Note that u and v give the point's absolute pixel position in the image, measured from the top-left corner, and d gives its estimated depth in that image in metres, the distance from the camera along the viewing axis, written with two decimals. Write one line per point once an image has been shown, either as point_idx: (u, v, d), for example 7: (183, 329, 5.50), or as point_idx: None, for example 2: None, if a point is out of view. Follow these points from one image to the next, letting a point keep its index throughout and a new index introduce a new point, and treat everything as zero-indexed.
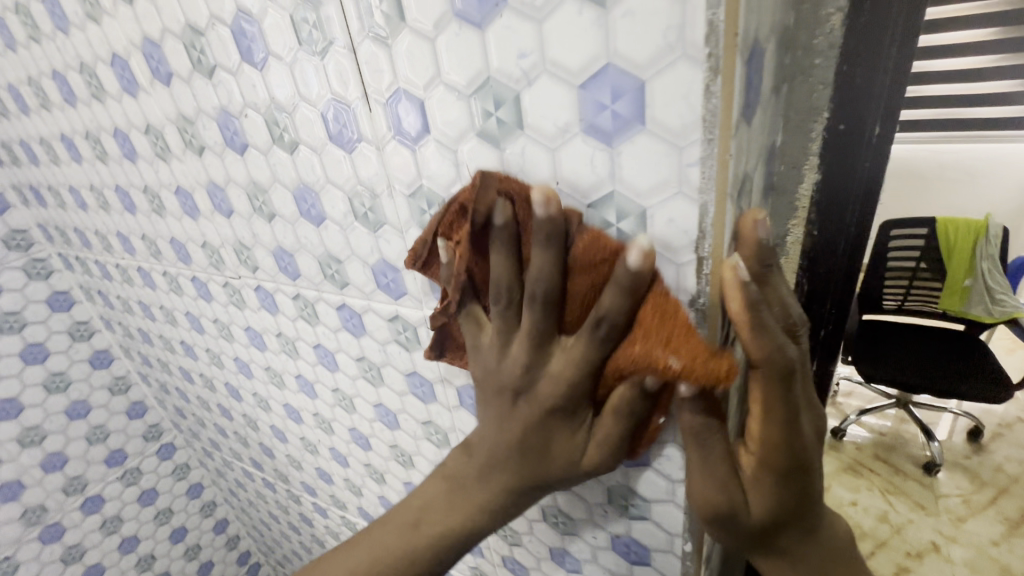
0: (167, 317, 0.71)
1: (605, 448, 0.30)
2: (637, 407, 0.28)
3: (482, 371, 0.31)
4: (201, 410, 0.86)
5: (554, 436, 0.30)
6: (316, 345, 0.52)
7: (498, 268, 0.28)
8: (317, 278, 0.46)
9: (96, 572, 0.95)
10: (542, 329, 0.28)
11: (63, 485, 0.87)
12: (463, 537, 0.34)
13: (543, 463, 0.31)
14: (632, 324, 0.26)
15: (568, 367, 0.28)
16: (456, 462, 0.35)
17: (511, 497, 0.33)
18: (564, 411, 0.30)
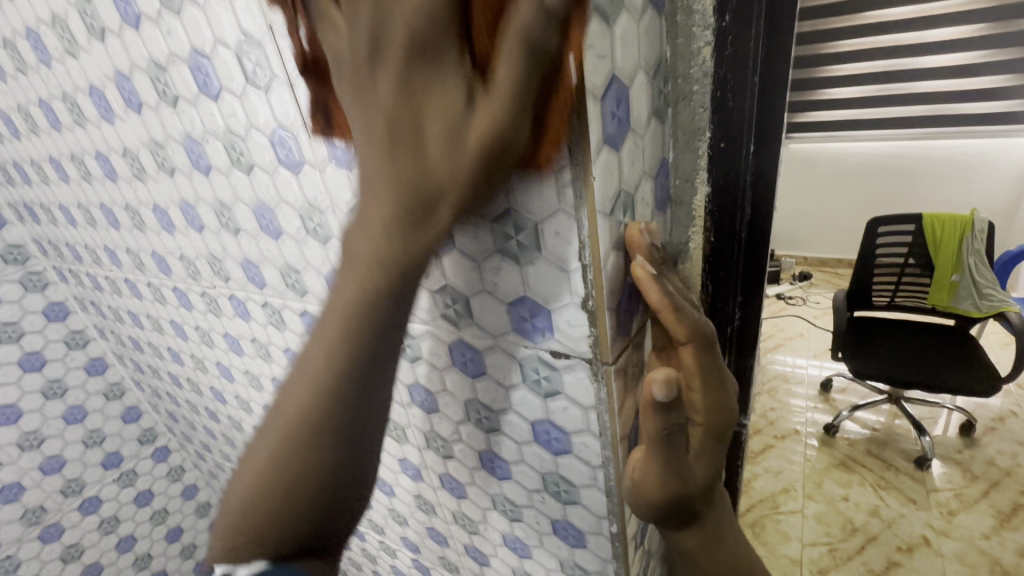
0: (154, 326, 0.75)
1: (497, 111, 0.22)
2: (529, 37, 0.21)
3: (336, 75, 0.24)
4: (191, 413, 0.90)
5: (426, 101, 0.22)
6: (286, 349, 0.56)
7: None
8: (282, 288, 0.49)
9: (94, 570, 0.98)
10: None
11: (61, 486, 0.91)
12: (365, 301, 0.26)
13: (416, 165, 0.23)
14: None
15: (421, 17, 0.21)
16: (344, 237, 0.27)
17: (405, 223, 0.24)
18: (431, 61, 0.22)
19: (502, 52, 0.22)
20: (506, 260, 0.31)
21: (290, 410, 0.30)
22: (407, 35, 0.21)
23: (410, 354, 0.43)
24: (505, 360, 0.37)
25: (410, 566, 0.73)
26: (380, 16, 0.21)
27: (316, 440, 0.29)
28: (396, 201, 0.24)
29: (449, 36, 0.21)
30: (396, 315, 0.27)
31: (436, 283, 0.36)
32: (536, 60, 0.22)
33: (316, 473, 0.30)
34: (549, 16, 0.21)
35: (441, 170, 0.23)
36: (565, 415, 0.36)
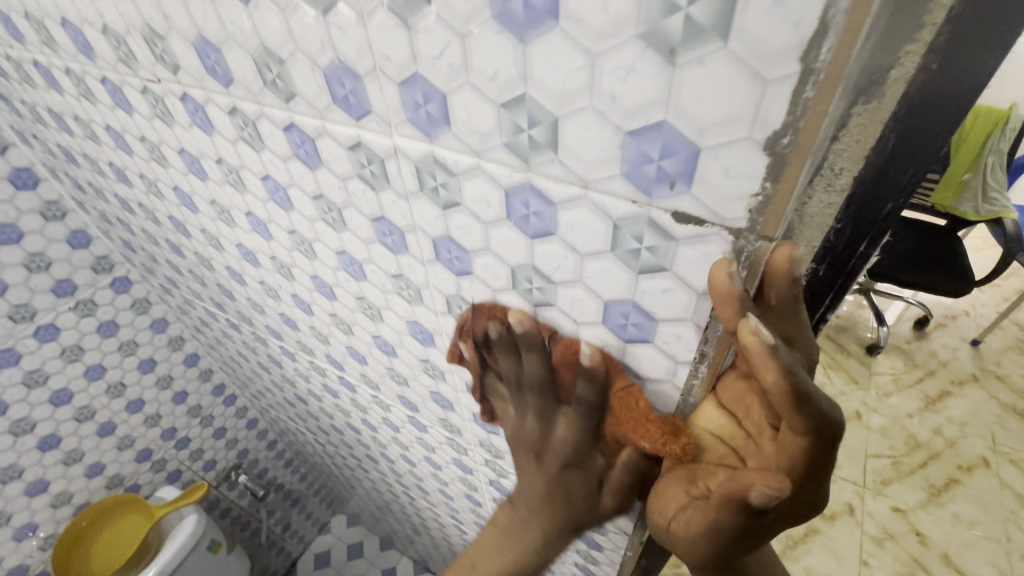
0: (86, 133, 0.59)
1: (614, 492, 0.40)
2: (631, 469, 0.38)
3: (513, 432, 0.43)
4: (150, 245, 0.78)
5: (573, 489, 0.41)
6: (264, 177, 0.43)
7: (506, 367, 0.40)
8: (258, 87, 0.35)
9: (63, 396, 0.91)
10: (544, 406, 0.39)
11: (8, 312, 0.79)
12: (525, 568, 0.45)
13: (568, 509, 0.42)
14: (605, 414, 0.37)
15: (568, 444, 0.40)
16: (507, 514, 0.46)
17: (553, 538, 0.43)
18: (572, 461, 0.40)
19: (615, 471, 0.39)
20: (652, 56, 0.19)
21: (469, 563, 0.47)
22: (560, 460, 0.40)
23: (447, 198, 0.32)
24: (591, 219, 0.26)
25: (403, 420, 0.71)
26: (545, 423, 0.40)
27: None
28: (549, 522, 0.43)
29: (587, 456, 0.40)
30: (541, 557, 0.44)
31: (512, 92, 0.24)
32: (638, 472, 0.38)
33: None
34: (643, 464, 0.38)
35: (580, 505, 0.42)
36: (663, 297, 0.27)
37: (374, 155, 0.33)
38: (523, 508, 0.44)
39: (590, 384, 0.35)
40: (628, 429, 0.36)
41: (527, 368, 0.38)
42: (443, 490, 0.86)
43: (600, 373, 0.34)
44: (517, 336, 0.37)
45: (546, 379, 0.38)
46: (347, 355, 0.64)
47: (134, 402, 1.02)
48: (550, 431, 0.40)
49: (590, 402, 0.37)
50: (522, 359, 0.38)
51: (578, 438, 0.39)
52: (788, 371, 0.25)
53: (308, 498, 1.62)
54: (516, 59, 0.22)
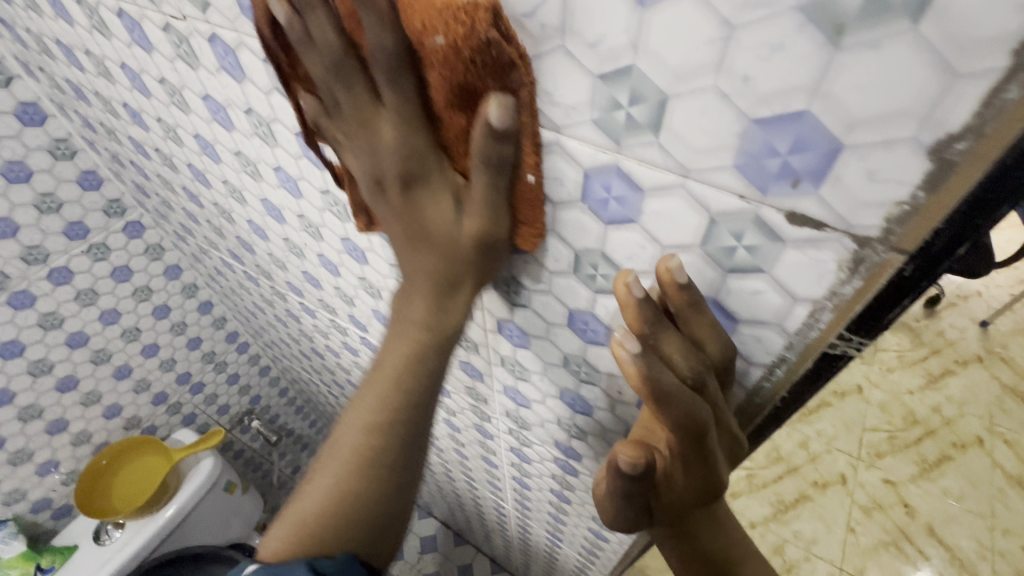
0: (97, 69, 0.54)
1: (480, 216, 0.29)
2: (492, 154, 0.26)
3: (354, 169, 0.31)
4: (165, 191, 0.75)
5: (430, 215, 0.31)
6: (299, 132, 0.40)
7: (301, 54, 0.27)
8: None
9: (80, 339, 0.90)
10: (362, 111, 0.28)
11: (21, 253, 0.78)
12: (419, 362, 0.35)
13: (438, 252, 0.32)
14: (415, 53, 0.24)
15: (399, 142, 0.28)
16: (397, 301, 0.36)
17: (438, 300, 0.34)
18: (425, 211, 0.30)
19: (472, 155, 0.27)
20: (808, 33, 0.16)
21: (367, 398, 0.36)
22: (399, 175, 0.29)
23: None
24: (686, 211, 0.24)
25: None
26: (370, 140, 0.28)
27: (387, 413, 0.35)
28: (432, 285, 0.34)
29: (429, 171, 0.29)
30: (437, 339, 0.35)
31: (616, 62, 0.21)
32: (503, 167, 0.27)
33: (384, 449, 0.35)
34: (498, 133, 0.24)
35: (446, 241, 0.31)
36: (751, 297, 0.26)
37: None
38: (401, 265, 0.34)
39: (384, 17, 0.23)
40: (454, 80, 0.24)
41: (312, 31, 0.25)
42: (459, 450, 0.87)
43: None
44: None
45: (341, 50, 0.26)
46: (371, 317, 0.63)
47: (149, 347, 1.02)
48: (375, 138, 0.28)
49: (395, 48, 0.24)
50: (310, 30, 0.26)
51: (405, 116, 0.27)
52: (649, 378, 0.28)
53: (318, 443, 1.66)
54: (629, 25, 0.19)
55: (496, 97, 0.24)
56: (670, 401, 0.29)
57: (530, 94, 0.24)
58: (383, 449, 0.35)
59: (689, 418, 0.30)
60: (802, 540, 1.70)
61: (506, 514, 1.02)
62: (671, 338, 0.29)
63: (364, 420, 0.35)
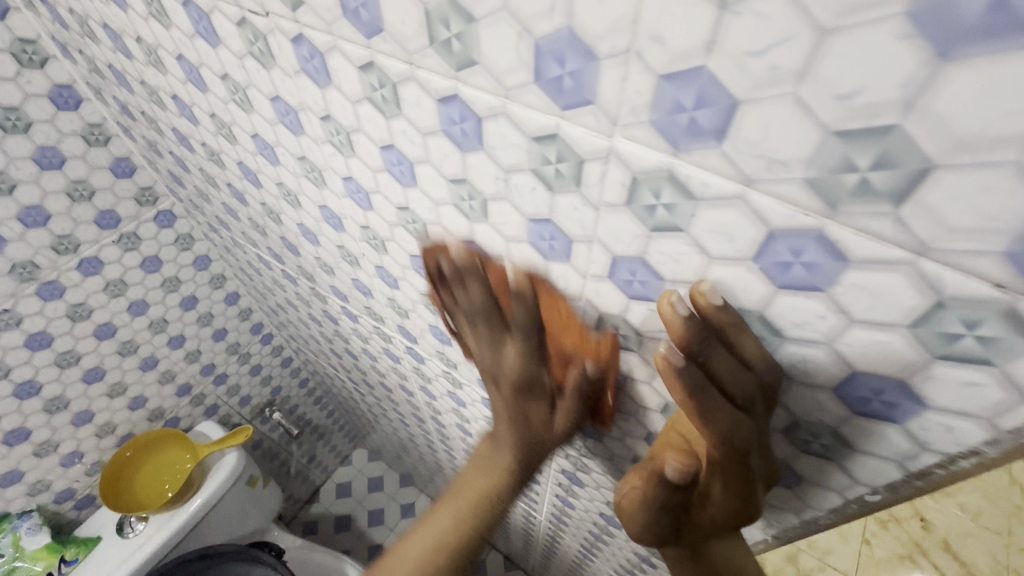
0: (147, 58, 0.50)
1: (569, 409, 0.42)
2: (581, 388, 0.40)
3: (478, 365, 0.42)
4: (204, 184, 0.71)
5: (531, 414, 0.41)
6: (386, 145, 0.36)
7: (462, 297, 0.42)
8: (423, 46, 0.27)
9: (107, 331, 0.87)
10: (495, 334, 0.40)
11: (52, 243, 0.74)
12: (492, 497, 0.40)
13: (529, 440, 0.41)
14: (541, 324, 0.39)
15: (518, 357, 0.39)
16: (482, 446, 0.42)
17: (524, 460, 0.41)
18: (529, 393, 0.40)
19: (570, 377, 0.41)
20: None
21: (459, 498, 0.40)
22: (512, 374, 0.40)
23: (665, 222, 0.25)
24: (905, 290, 0.20)
25: (474, 399, 0.67)
26: (495, 350, 0.40)
27: (470, 523, 0.40)
28: (519, 450, 0.41)
29: (536, 377, 0.40)
30: (513, 489, 0.41)
31: (871, 119, 0.17)
32: (590, 386, 0.41)
33: (460, 555, 0.39)
34: (589, 376, 0.40)
35: (539, 430, 0.41)
36: (957, 387, 0.22)
37: (572, 154, 0.26)
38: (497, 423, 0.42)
39: (525, 305, 0.38)
40: (572, 342, 0.39)
41: (472, 294, 0.41)
42: None
43: (528, 293, 0.37)
44: (461, 267, 0.41)
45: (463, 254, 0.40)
46: (426, 331, 0.59)
47: (175, 338, 0.99)
48: (501, 349, 0.40)
49: (527, 323, 0.38)
50: (468, 287, 0.41)
51: (529, 343, 0.39)
52: (693, 393, 0.27)
53: (334, 432, 1.64)
54: (911, 80, 0.15)
55: (591, 356, 0.39)
56: (718, 417, 0.27)
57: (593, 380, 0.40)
58: (463, 546, 0.39)
59: (734, 434, 0.28)
60: (817, 550, 1.68)
61: (535, 523, 1.00)
62: (719, 354, 0.27)
63: (439, 530, 0.39)
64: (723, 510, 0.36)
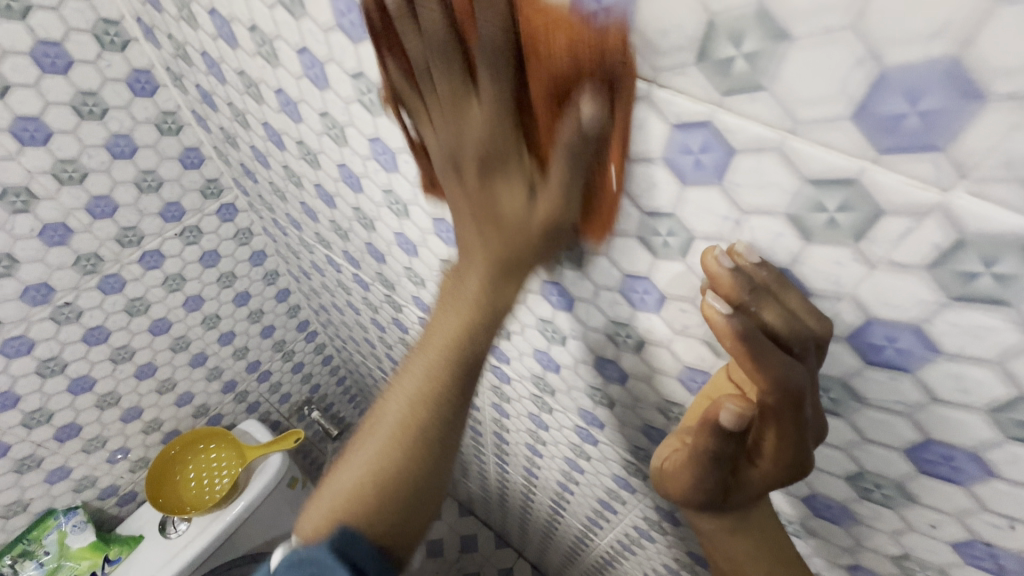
0: (257, 49, 0.46)
1: (555, 197, 0.29)
2: (574, 143, 0.27)
3: (439, 146, 0.32)
4: (283, 182, 0.66)
5: (501, 201, 0.31)
6: None
7: (411, 48, 0.30)
8: (683, 63, 0.23)
9: (162, 326, 0.84)
10: (443, 45, 0.28)
11: (117, 235, 0.70)
12: (461, 347, 0.34)
13: (501, 236, 0.31)
14: (525, 54, 0.27)
15: (491, 117, 0.29)
16: (449, 282, 0.35)
17: (497, 276, 0.33)
18: (496, 167, 0.30)
19: (561, 122, 0.27)
20: None
21: (444, 322, 0.34)
22: (478, 152, 0.30)
23: (985, 292, 0.21)
24: None
25: (564, 425, 0.63)
26: (456, 116, 0.30)
27: (443, 384, 0.34)
28: (492, 270, 0.33)
29: (509, 153, 0.30)
30: (489, 315, 0.33)
31: None
32: (583, 144, 0.27)
33: (429, 434, 0.34)
34: (586, 131, 0.26)
35: (512, 227, 0.31)
36: None
37: (866, 204, 0.22)
38: (462, 218, 0.33)
39: (500, 17, 0.25)
40: (554, 77, 0.26)
41: (423, 21, 0.28)
42: (564, 485, 0.81)
43: None
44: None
45: (444, 27, 0.27)
46: (528, 354, 0.55)
47: (225, 334, 0.96)
48: (464, 121, 0.29)
49: (499, 39, 0.26)
50: (417, 16, 0.28)
51: (497, 100, 0.28)
52: (743, 335, 0.26)
53: None
54: None
55: (592, 75, 0.25)
56: (769, 370, 0.26)
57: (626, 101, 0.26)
58: (407, 471, 0.33)
59: (789, 391, 0.27)
60: None
61: (590, 546, 0.96)
62: (772, 310, 0.26)
63: (410, 393, 0.34)
64: (778, 473, 0.33)
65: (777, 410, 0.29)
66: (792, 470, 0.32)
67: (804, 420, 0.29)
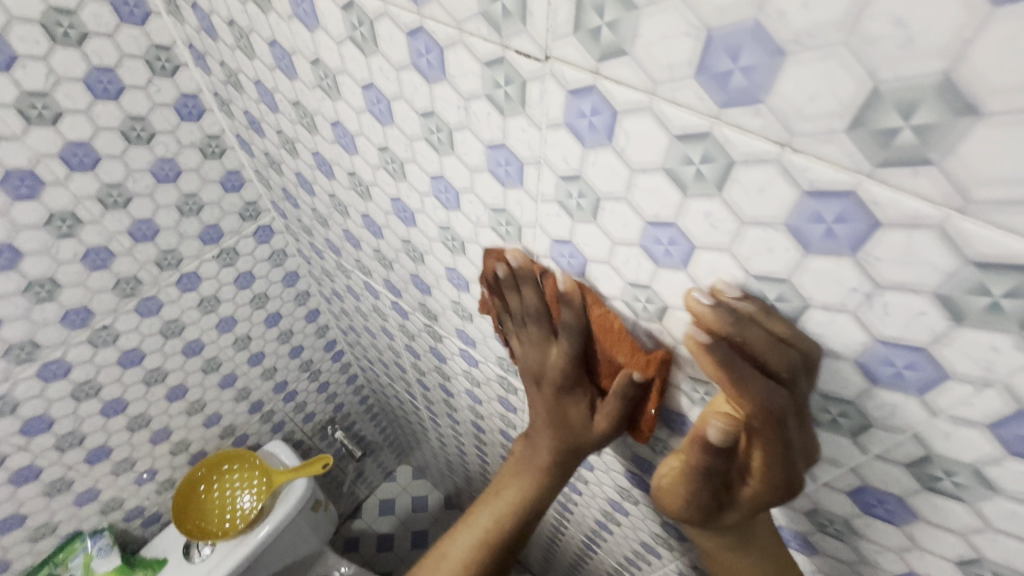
0: (318, 81, 0.45)
1: (606, 421, 0.42)
2: (627, 392, 0.40)
3: (526, 376, 0.45)
4: (326, 209, 0.65)
5: (570, 415, 0.44)
6: (657, 222, 0.30)
7: (516, 299, 0.43)
8: (831, 129, 0.20)
9: (195, 348, 0.83)
10: (537, 310, 0.42)
11: (157, 258, 0.70)
12: (524, 514, 0.48)
13: (570, 438, 0.44)
14: (591, 337, 0.41)
15: (566, 362, 0.42)
16: (522, 455, 0.49)
17: (557, 465, 0.47)
18: (566, 389, 0.43)
19: (617, 373, 0.40)
20: None
21: (524, 476, 0.48)
22: (556, 379, 0.43)
23: None
24: None
25: (612, 468, 0.60)
26: (545, 344, 0.43)
27: (512, 522, 0.48)
28: (555, 453, 0.46)
29: (575, 387, 0.43)
30: (546, 488, 0.48)
31: None
32: (633, 396, 0.40)
33: (494, 557, 0.49)
34: (635, 384, 0.39)
35: (576, 432, 0.44)
36: None
37: None
38: (535, 435, 0.47)
39: (578, 314, 0.39)
40: (616, 355, 0.40)
41: (524, 298, 0.42)
42: (602, 524, 0.78)
43: (578, 301, 0.39)
44: (517, 273, 0.42)
45: (540, 305, 0.42)
46: None
47: (256, 355, 0.95)
48: (548, 355, 0.43)
49: (576, 327, 0.40)
50: (521, 291, 0.42)
51: (571, 346, 0.41)
52: (726, 365, 0.28)
53: (385, 451, 1.57)
54: None
55: (641, 364, 0.38)
56: (753, 397, 0.28)
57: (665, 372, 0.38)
58: (503, 540, 0.48)
59: (774, 414, 0.28)
60: None
61: None
62: (756, 339, 0.28)
63: (485, 528, 0.48)
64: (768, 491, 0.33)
65: (766, 433, 0.30)
66: (783, 489, 0.33)
67: (791, 439, 0.30)
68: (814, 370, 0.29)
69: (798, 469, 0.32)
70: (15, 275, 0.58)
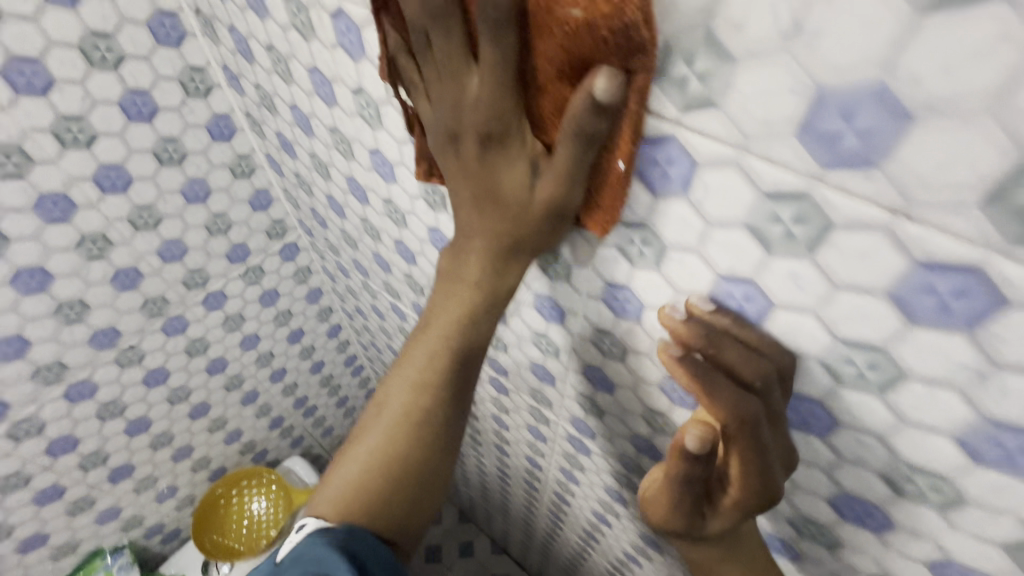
0: (359, 110, 0.43)
1: (561, 178, 0.27)
2: (585, 122, 0.24)
3: (440, 117, 0.29)
4: (356, 232, 0.64)
5: (503, 181, 0.29)
6: (730, 277, 0.28)
7: (407, 4, 0.25)
8: (959, 201, 0.18)
9: (219, 365, 0.82)
10: (445, 24, 0.25)
11: (184, 277, 0.69)
12: (457, 357, 0.35)
13: (507, 217, 0.30)
14: (530, 16, 0.23)
15: (488, 102, 0.26)
16: (437, 297, 0.35)
17: (493, 264, 0.33)
18: (496, 140, 0.28)
19: (571, 93, 0.24)
20: None
21: (447, 310, 0.35)
22: (478, 128, 0.27)
23: None
24: None
25: None
26: (455, 90, 0.27)
27: (434, 386, 0.36)
28: (493, 245, 0.32)
29: (508, 131, 0.27)
30: (469, 341, 0.35)
31: None
32: (596, 121, 0.24)
33: (430, 404, 0.36)
34: (601, 109, 0.23)
35: (515, 208, 0.30)
36: None
37: None
38: (463, 221, 0.33)
39: None
40: (563, 50, 0.23)
41: None
42: (631, 556, 0.75)
43: None
44: None
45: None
46: (621, 435, 0.51)
47: (277, 372, 0.93)
48: (463, 91, 0.27)
49: (507, 3, 0.22)
50: None
51: (497, 73, 0.25)
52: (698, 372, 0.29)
53: None
54: None
55: (604, 54, 0.22)
56: (726, 403, 0.28)
57: (647, 81, 0.23)
58: (425, 420, 0.36)
59: (749, 421, 0.28)
60: None
61: None
62: (730, 349, 0.29)
63: (412, 377, 0.36)
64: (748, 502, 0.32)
65: (743, 442, 0.29)
66: (762, 494, 0.31)
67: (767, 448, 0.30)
68: (789, 383, 0.29)
69: (778, 478, 0.31)
70: (45, 297, 0.58)
